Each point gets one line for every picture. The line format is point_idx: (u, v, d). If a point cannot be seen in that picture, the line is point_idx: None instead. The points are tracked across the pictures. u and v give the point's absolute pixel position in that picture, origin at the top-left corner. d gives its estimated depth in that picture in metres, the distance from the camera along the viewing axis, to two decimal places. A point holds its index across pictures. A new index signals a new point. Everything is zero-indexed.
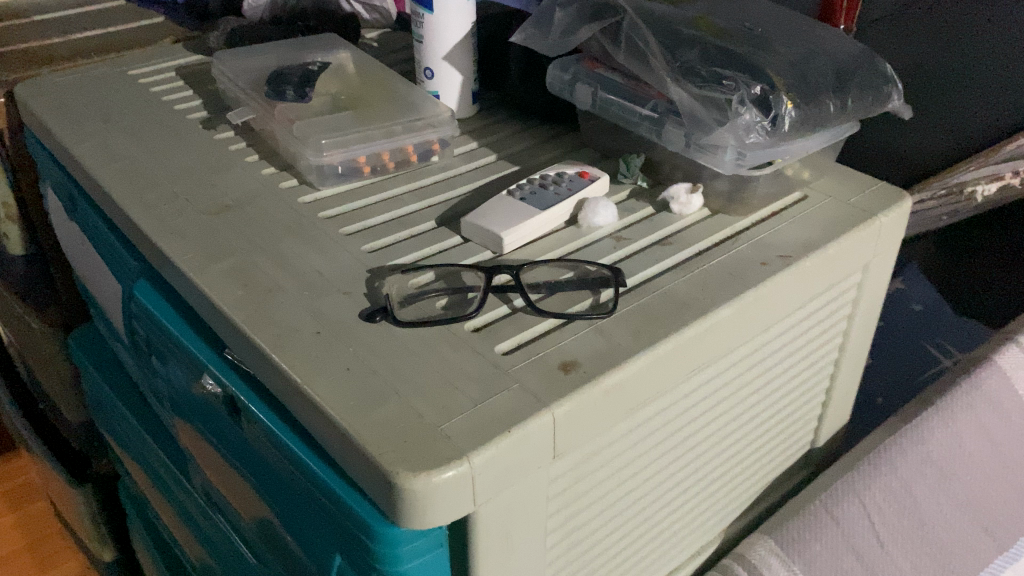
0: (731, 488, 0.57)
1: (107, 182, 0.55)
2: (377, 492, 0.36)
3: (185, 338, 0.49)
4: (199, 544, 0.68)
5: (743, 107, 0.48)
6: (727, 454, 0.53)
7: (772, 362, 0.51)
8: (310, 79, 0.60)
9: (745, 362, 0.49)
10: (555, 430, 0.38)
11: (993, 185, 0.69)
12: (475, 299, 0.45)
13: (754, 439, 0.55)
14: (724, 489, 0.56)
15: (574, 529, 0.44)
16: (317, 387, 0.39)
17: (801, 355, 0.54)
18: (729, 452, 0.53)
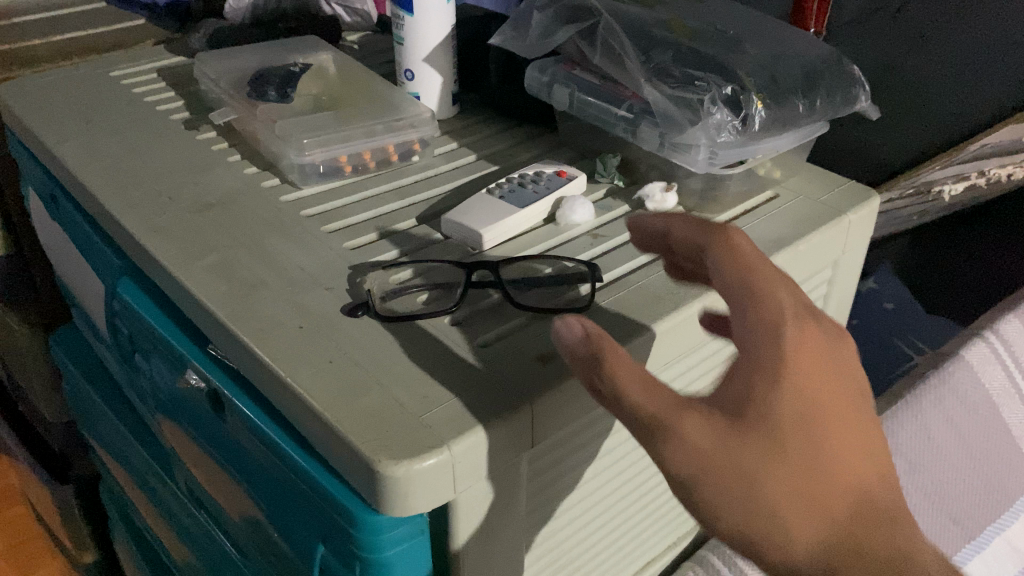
0: None
1: (90, 180, 0.55)
2: (361, 479, 0.36)
3: (168, 334, 0.49)
4: (182, 541, 0.68)
5: (715, 107, 0.49)
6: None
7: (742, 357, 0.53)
8: (291, 79, 0.62)
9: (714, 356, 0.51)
10: (533, 420, 0.39)
11: (960, 184, 0.71)
12: (456, 294, 0.46)
13: None
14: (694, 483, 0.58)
15: (555, 520, 0.46)
16: (300, 379, 0.40)
17: None
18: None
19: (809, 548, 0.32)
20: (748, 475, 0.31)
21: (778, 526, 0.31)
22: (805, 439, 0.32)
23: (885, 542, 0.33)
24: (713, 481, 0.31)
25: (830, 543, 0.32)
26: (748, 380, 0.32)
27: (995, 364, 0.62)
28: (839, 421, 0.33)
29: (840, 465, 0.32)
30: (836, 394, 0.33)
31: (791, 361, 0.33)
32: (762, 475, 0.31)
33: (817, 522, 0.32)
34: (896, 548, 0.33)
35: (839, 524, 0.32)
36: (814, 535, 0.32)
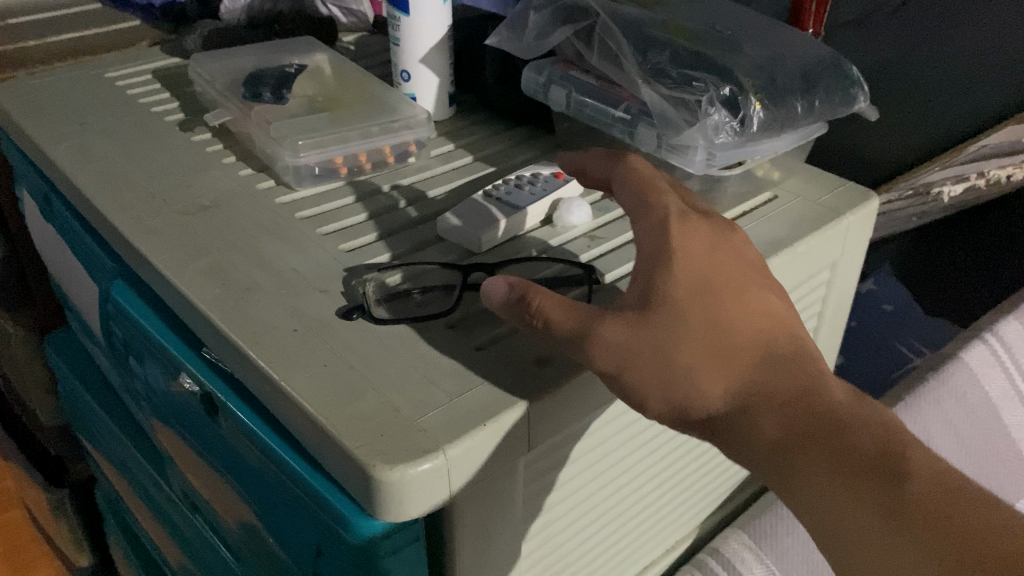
0: (697, 485, 0.59)
1: (83, 183, 0.55)
2: (356, 485, 0.36)
3: (163, 338, 0.49)
4: (177, 546, 0.68)
5: (713, 108, 0.49)
6: (689, 457, 0.55)
7: None
8: (286, 81, 0.61)
9: None
10: (530, 423, 0.39)
11: (959, 186, 0.69)
12: (451, 297, 0.45)
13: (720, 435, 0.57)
14: (691, 488, 0.58)
15: (553, 525, 0.46)
16: (294, 383, 0.39)
17: None
18: (690, 456, 0.55)
19: (724, 404, 0.36)
20: (657, 345, 0.36)
21: (690, 383, 0.36)
22: (702, 309, 0.37)
23: (801, 388, 0.37)
24: (629, 357, 0.36)
25: (746, 399, 0.36)
26: (646, 272, 0.38)
27: (994, 365, 0.62)
28: (736, 297, 0.39)
29: (743, 332, 0.38)
30: (730, 276, 0.39)
31: (678, 250, 0.39)
32: (670, 343, 0.36)
33: (727, 382, 0.37)
34: (812, 395, 0.37)
35: (748, 380, 0.37)
36: (726, 392, 0.36)
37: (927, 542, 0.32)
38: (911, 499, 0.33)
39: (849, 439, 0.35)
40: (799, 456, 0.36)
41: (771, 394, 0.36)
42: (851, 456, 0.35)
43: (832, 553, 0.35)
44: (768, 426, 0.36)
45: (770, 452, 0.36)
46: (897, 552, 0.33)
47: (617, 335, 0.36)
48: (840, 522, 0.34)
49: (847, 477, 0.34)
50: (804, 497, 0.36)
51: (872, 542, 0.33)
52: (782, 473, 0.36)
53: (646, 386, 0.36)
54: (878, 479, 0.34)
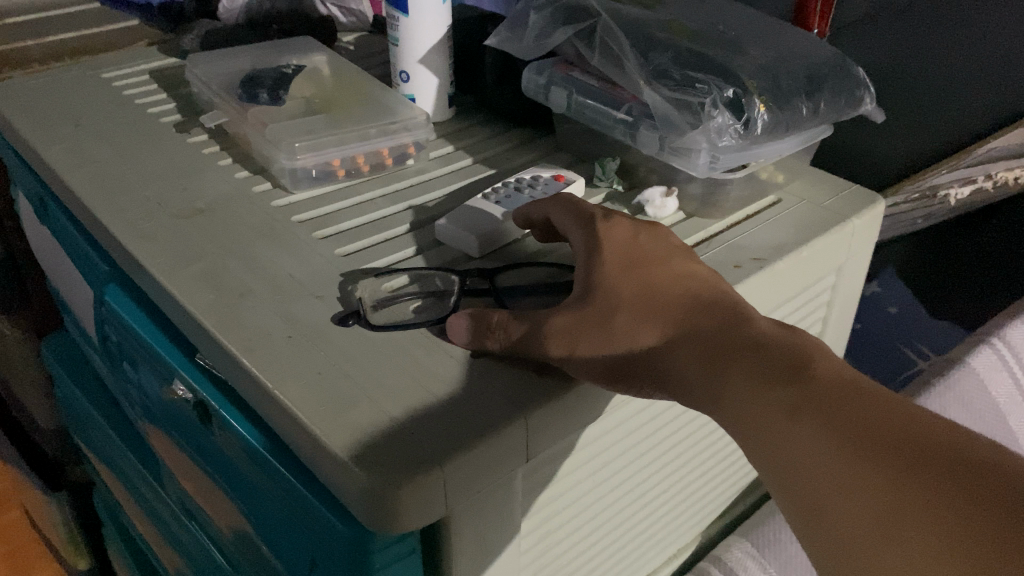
0: (698, 493, 0.58)
1: (77, 185, 0.54)
2: (351, 497, 0.35)
3: (156, 344, 0.48)
4: (173, 551, 0.67)
5: (716, 110, 0.48)
6: (687, 465, 0.55)
7: None
8: (283, 82, 0.60)
9: None
10: (528, 434, 0.38)
11: (966, 188, 0.70)
12: (449, 303, 0.44)
13: (720, 442, 0.57)
14: (691, 496, 0.57)
15: (551, 535, 0.45)
16: (288, 392, 0.38)
17: None
18: (689, 464, 0.55)
19: (658, 347, 0.37)
20: (593, 316, 0.38)
21: (627, 337, 0.38)
22: (634, 279, 0.39)
23: (725, 321, 0.37)
24: (576, 335, 0.38)
25: (675, 340, 0.37)
26: (583, 265, 0.41)
27: (1001, 371, 0.61)
28: (663, 265, 0.40)
29: (670, 289, 0.39)
30: (655, 250, 0.41)
31: (605, 241, 0.42)
32: (606, 313, 0.38)
33: (657, 329, 0.38)
34: (733, 324, 0.37)
35: (680, 326, 0.38)
36: (660, 339, 0.38)
37: (837, 422, 0.30)
38: (823, 389, 0.32)
39: (769, 350, 0.34)
40: (722, 372, 0.35)
41: (700, 330, 0.37)
42: (768, 363, 0.34)
43: (759, 460, 0.33)
44: (694, 356, 0.36)
45: (695, 373, 0.36)
46: (804, 438, 0.31)
47: (565, 321, 0.39)
48: (760, 424, 0.33)
49: (766, 381, 0.33)
50: (730, 409, 0.34)
51: (788, 433, 0.31)
52: (709, 392, 0.35)
53: (593, 357, 0.38)
54: (793, 378, 0.33)
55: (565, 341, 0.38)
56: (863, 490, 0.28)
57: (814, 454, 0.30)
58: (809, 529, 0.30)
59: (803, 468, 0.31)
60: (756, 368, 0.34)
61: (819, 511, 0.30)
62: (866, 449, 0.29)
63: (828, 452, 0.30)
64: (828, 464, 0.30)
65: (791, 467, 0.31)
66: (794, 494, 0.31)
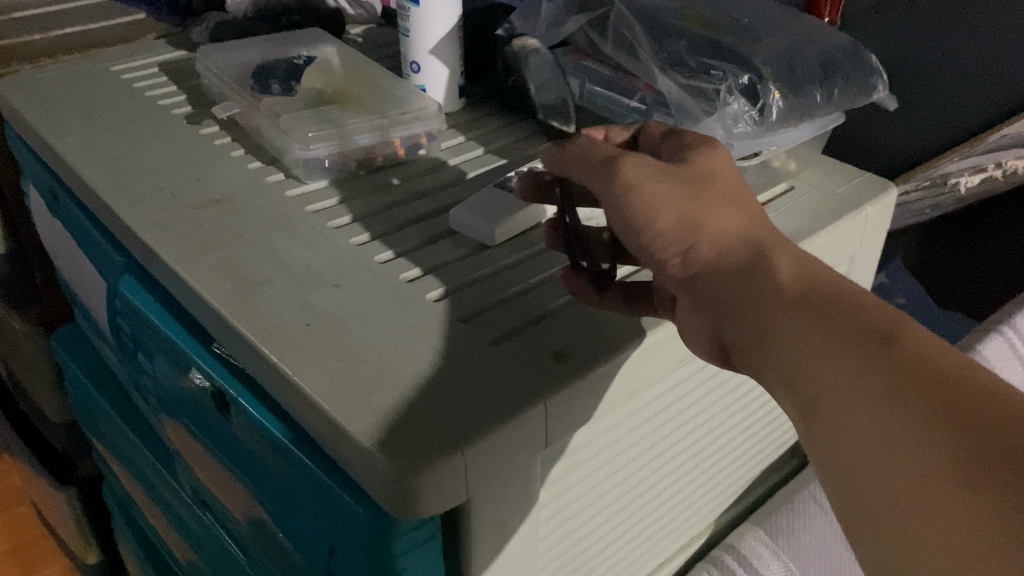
0: (711, 486, 0.58)
1: (91, 177, 0.54)
2: (372, 484, 0.35)
3: (172, 333, 0.48)
4: (187, 543, 0.67)
5: (732, 97, 0.48)
6: (696, 456, 0.54)
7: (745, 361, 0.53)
8: (295, 73, 0.60)
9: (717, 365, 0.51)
10: (547, 419, 0.38)
11: (976, 176, 0.70)
12: (482, 282, 0.46)
13: (732, 435, 0.57)
14: (702, 487, 0.57)
15: (566, 522, 0.45)
16: (308, 379, 0.38)
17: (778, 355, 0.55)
18: (697, 456, 0.55)
19: (726, 263, 0.33)
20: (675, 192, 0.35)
21: (708, 213, 0.35)
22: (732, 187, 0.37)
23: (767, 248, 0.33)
24: (647, 203, 0.35)
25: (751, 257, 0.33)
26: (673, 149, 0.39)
27: (1012, 359, 0.61)
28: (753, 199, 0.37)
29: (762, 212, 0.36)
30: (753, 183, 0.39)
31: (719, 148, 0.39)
32: (696, 199, 0.35)
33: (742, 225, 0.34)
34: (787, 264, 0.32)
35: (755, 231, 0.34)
36: (739, 227, 0.34)
37: (900, 386, 0.26)
38: (887, 348, 0.27)
39: (825, 299, 0.30)
40: (769, 312, 0.31)
41: (774, 253, 0.33)
42: (826, 310, 0.29)
43: (804, 419, 0.28)
44: (750, 283, 0.32)
45: (749, 309, 0.32)
46: (852, 394, 0.27)
47: (640, 186, 0.36)
48: (805, 377, 0.28)
49: (821, 328, 0.29)
50: (774, 358, 0.30)
51: (833, 392, 0.27)
52: (755, 333, 0.31)
53: (661, 226, 0.35)
54: (851, 332, 0.28)
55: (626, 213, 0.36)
56: (918, 458, 0.24)
57: (864, 415, 0.26)
58: (833, 492, 0.27)
59: (838, 427, 0.27)
60: (808, 313, 0.30)
61: (849, 479, 0.26)
62: (927, 417, 0.25)
63: (876, 418, 0.26)
64: (878, 431, 0.26)
65: (828, 424, 0.27)
66: (824, 450, 0.27)
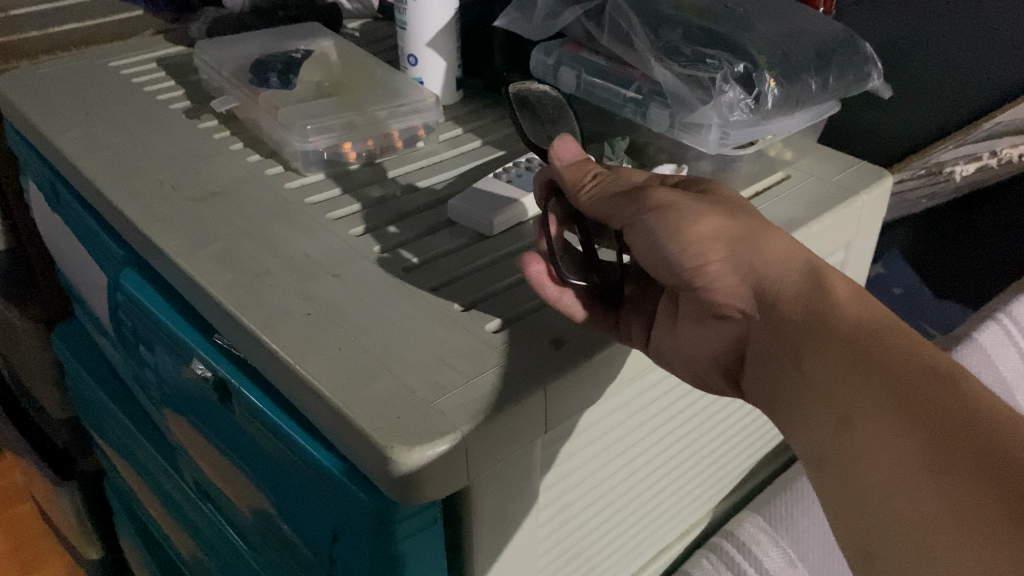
0: (712, 475, 0.59)
1: (90, 170, 0.54)
2: (374, 469, 0.36)
3: (174, 325, 0.49)
4: (189, 536, 0.68)
5: (727, 85, 0.48)
6: (695, 443, 0.55)
7: None
8: (293, 66, 0.60)
9: None
10: (547, 404, 0.39)
11: (971, 164, 0.72)
12: (479, 273, 0.46)
13: (731, 426, 0.58)
14: (702, 478, 0.58)
15: (567, 507, 0.46)
16: (310, 367, 0.39)
17: None
18: (696, 444, 0.55)
19: (776, 287, 0.35)
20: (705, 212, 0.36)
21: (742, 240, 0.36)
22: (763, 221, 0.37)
23: (814, 267, 0.35)
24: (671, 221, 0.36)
25: (784, 282, 0.35)
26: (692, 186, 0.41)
27: (1008, 346, 0.62)
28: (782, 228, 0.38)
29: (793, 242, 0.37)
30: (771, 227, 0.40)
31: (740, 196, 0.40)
32: (726, 223, 0.36)
33: (779, 255, 0.36)
34: (815, 288, 0.34)
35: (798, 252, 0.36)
36: (776, 258, 0.36)
37: (909, 419, 0.28)
38: (911, 389, 0.29)
39: (862, 335, 0.31)
40: (808, 343, 0.33)
41: (828, 278, 0.34)
42: (850, 341, 0.31)
43: (830, 439, 0.31)
44: (789, 308, 0.34)
45: (787, 334, 0.34)
46: (873, 426, 0.29)
47: (671, 204, 0.37)
48: (833, 401, 0.31)
49: (850, 366, 0.31)
50: (808, 380, 0.33)
51: (853, 435, 0.30)
52: (792, 361, 0.33)
53: (692, 240, 0.36)
54: (869, 360, 0.30)
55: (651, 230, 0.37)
56: (923, 496, 0.27)
57: (882, 447, 0.29)
58: (842, 518, 0.30)
59: (852, 460, 0.30)
60: (840, 349, 0.31)
61: (859, 513, 0.29)
62: (930, 457, 0.27)
63: (888, 464, 0.28)
64: (892, 465, 0.28)
65: (847, 456, 0.30)
66: (839, 483, 0.30)
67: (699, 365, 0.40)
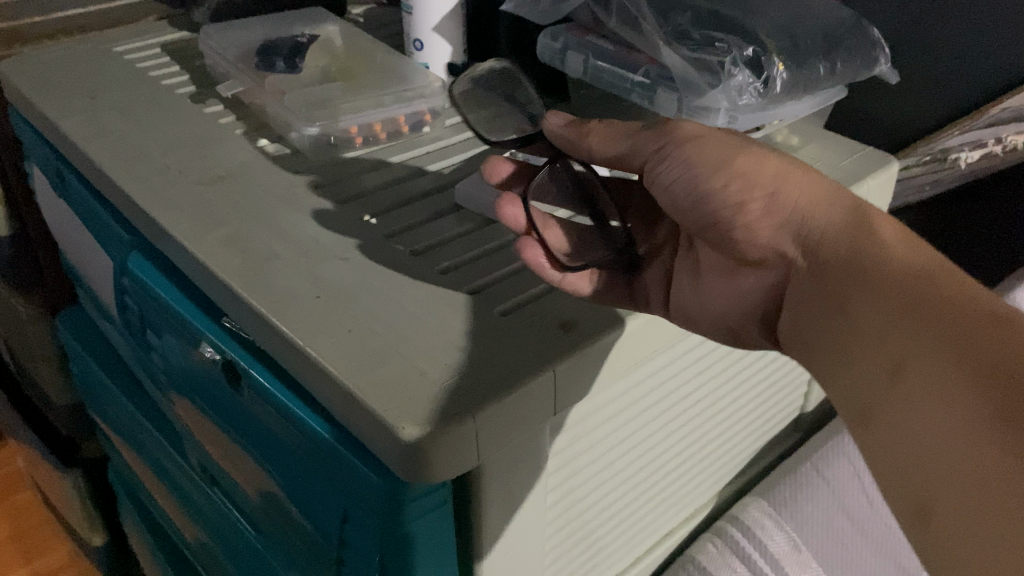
0: (724, 449, 0.60)
1: (96, 155, 0.54)
2: (384, 450, 0.36)
3: (182, 308, 0.49)
4: (195, 521, 0.68)
5: (736, 69, 0.49)
6: (709, 416, 0.56)
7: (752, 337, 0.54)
8: (300, 50, 0.61)
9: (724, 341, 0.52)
10: (556, 386, 0.39)
11: (976, 152, 0.70)
12: (485, 257, 0.46)
13: (741, 403, 0.58)
14: (713, 452, 0.59)
15: (575, 490, 0.46)
16: (320, 349, 0.39)
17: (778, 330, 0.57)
18: (708, 419, 0.56)
19: (820, 226, 0.36)
20: (745, 150, 0.38)
21: (789, 177, 0.37)
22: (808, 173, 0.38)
23: (864, 224, 0.35)
24: (707, 157, 0.38)
25: (830, 234, 0.35)
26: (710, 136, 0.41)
27: None
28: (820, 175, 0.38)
29: (833, 194, 0.37)
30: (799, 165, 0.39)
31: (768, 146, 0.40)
32: (769, 162, 0.38)
33: (825, 206, 0.36)
34: (868, 239, 0.34)
35: (854, 207, 0.36)
36: (830, 210, 0.36)
37: (963, 366, 0.28)
38: (967, 335, 0.29)
39: (916, 280, 0.31)
40: (858, 289, 0.33)
41: (875, 231, 0.34)
42: (903, 288, 0.31)
43: (878, 387, 0.31)
44: (840, 255, 0.34)
45: (838, 279, 0.34)
46: (924, 370, 0.29)
47: (695, 139, 0.39)
48: (885, 348, 0.31)
49: (903, 310, 0.31)
50: (859, 328, 0.33)
51: (904, 381, 0.30)
52: (839, 304, 0.34)
53: (729, 178, 0.37)
54: (923, 307, 0.30)
55: (679, 170, 0.39)
56: (973, 442, 0.27)
57: (932, 391, 0.29)
58: (884, 464, 0.30)
59: (901, 407, 0.30)
60: (891, 295, 0.32)
61: (903, 461, 0.29)
62: (983, 403, 0.27)
63: (941, 406, 0.28)
64: (942, 411, 0.28)
65: (895, 404, 0.30)
66: (887, 431, 0.30)
67: (731, 321, 0.41)
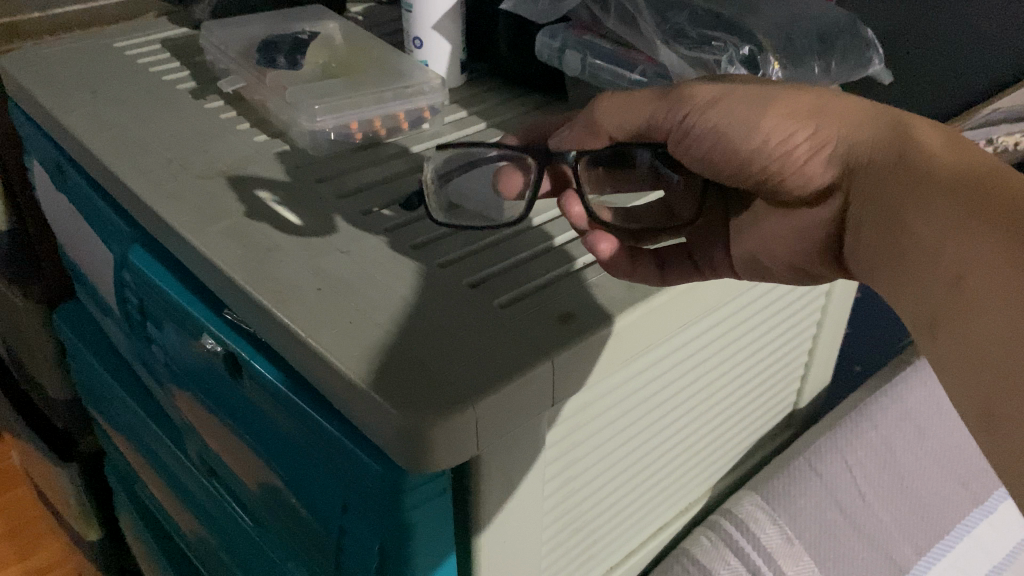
0: (739, 416, 0.61)
1: (97, 148, 0.55)
2: (386, 437, 0.36)
3: (184, 300, 0.49)
4: (193, 514, 0.68)
5: (733, 67, 0.50)
6: (715, 395, 0.56)
7: (749, 330, 0.55)
8: (300, 47, 0.61)
9: (721, 333, 0.53)
10: (555, 376, 0.39)
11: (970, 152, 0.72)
12: (485, 251, 0.47)
13: (752, 376, 0.59)
14: (727, 422, 0.60)
15: (572, 480, 0.47)
16: (321, 339, 0.39)
17: (774, 320, 0.57)
18: (713, 397, 0.56)
19: (866, 152, 0.38)
20: (774, 100, 0.39)
21: (829, 113, 0.39)
22: (846, 103, 0.39)
23: (901, 148, 0.36)
24: (737, 117, 0.40)
25: (875, 157, 0.37)
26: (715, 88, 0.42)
27: None
28: (851, 100, 0.39)
29: (869, 116, 0.38)
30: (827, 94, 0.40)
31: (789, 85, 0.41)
32: (804, 102, 0.39)
33: (867, 132, 0.38)
34: (912, 152, 0.36)
35: (892, 124, 0.37)
36: (867, 134, 0.38)
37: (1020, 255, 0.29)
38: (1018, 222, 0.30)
39: (966, 183, 0.33)
40: (913, 202, 0.35)
41: (912, 148, 0.36)
42: (955, 192, 0.33)
43: (942, 297, 0.33)
44: (890, 173, 0.36)
45: (890, 201, 0.36)
46: (985, 269, 0.31)
47: (715, 100, 0.40)
48: (944, 258, 0.33)
49: (959, 216, 0.32)
50: (918, 241, 0.34)
51: (966, 287, 0.31)
52: (898, 225, 0.35)
53: (767, 132, 0.39)
54: (973, 209, 0.32)
55: (711, 139, 0.41)
56: None
57: (994, 288, 0.30)
58: (953, 370, 0.32)
59: (966, 312, 0.31)
60: (942, 206, 0.33)
61: (973, 364, 0.31)
62: None
63: (1006, 299, 0.29)
64: (1009, 302, 0.29)
65: (960, 312, 0.32)
66: (955, 339, 0.32)
67: (799, 260, 0.44)
